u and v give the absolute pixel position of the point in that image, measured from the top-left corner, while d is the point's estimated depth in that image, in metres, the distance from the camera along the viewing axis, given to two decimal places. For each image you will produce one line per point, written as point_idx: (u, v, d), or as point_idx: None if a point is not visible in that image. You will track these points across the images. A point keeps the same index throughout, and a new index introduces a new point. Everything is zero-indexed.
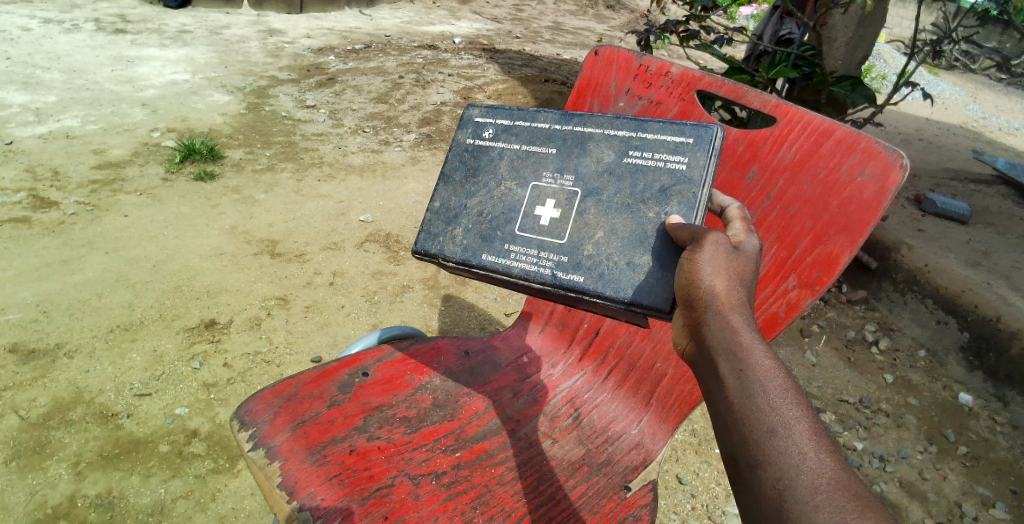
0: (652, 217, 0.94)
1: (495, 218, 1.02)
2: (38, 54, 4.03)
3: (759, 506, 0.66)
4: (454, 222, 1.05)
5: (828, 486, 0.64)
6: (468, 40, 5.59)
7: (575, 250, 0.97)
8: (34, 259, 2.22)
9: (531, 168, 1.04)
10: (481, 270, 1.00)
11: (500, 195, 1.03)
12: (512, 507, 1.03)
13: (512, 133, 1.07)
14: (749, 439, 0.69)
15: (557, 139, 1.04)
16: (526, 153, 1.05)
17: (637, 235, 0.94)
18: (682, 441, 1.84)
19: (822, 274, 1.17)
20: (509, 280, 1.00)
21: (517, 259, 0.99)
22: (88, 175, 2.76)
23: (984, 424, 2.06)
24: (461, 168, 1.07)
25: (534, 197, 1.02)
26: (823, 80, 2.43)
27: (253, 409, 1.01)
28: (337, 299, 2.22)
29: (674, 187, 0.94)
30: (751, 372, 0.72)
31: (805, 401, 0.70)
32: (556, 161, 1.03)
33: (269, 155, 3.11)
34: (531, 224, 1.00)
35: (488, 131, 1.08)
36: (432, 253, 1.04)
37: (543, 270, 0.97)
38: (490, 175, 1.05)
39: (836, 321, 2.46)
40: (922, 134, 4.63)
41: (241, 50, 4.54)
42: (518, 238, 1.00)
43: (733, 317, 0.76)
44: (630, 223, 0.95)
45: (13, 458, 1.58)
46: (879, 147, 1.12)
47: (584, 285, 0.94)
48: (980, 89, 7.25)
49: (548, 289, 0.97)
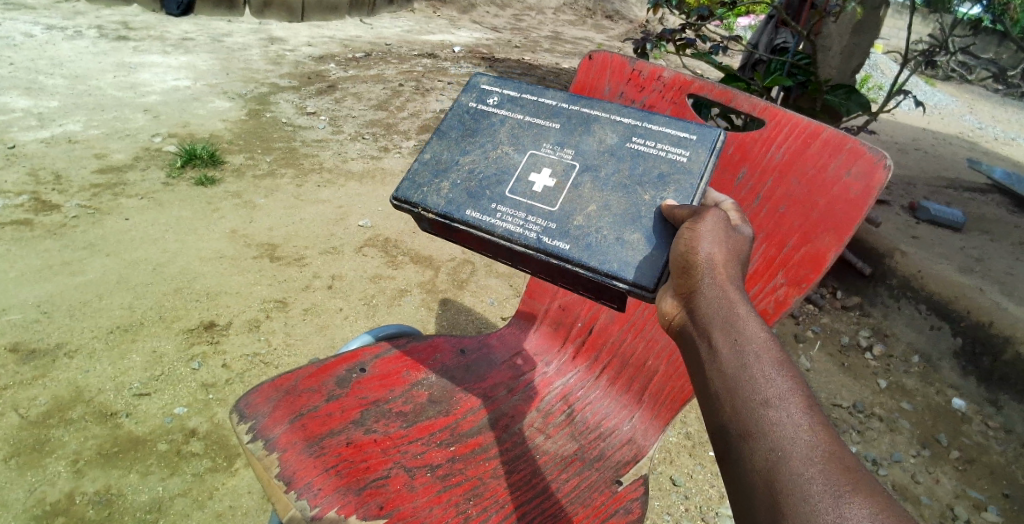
0: (648, 200, 0.97)
1: (486, 177, 1.05)
2: (41, 60, 4.07)
3: (751, 477, 0.68)
4: (443, 176, 1.07)
5: (823, 458, 0.65)
6: (468, 49, 5.65)
7: (564, 219, 0.99)
8: (36, 261, 2.25)
9: (531, 138, 1.08)
10: (463, 226, 1.02)
11: (495, 157, 1.07)
12: (507, 500, 1.05)
13: (517, 104, 1.12)
14: (743, 411, 0.71)
15: (561, 117, 1.09)
16: (529, 124, 1.09)
17: (631, 214, 0.97)
18: (677, 443, 1.86)
19: (809, 271, 1.19)
20: (490, 238, 1.00)
21: (502, 219, 1.01)
22: (90, 178, 2.79)
23: (977, 429, 2.08)
24: (459, 127, 1.11)
25: (530, 164, 1.05)
26: (818, 88, 2.47)
27: (253, 401, 1.02)
28: (336, 302, 2.24)
29: (673, 174, 0.98)
30: (746, 344, 0.75)
31: (799, 375, 0.72)
32: (557, 136, 1.07)
33: (269, 160, 3.14)
34: (522, 188, 1.03)
35: (493, 99, 1.13)
36: (414, 202, 1.06)
37: (528, 233, 0.99)
38: (487, 138, 1.09)
39: (830, 327, 2.49)
40: (917, 144, 4.68)
41: (243, 57, 4.58)
42: (507, 200, 1.02)
43: (729, 291, 0.79)
44: (624, 202, 0.98)
45: (13, 456, 1.59)
46: (864, 148, 1.14)
47: (569, 253, 0.96)
48: (976, 99, 7.32)
49: (530, 251, 0.98)
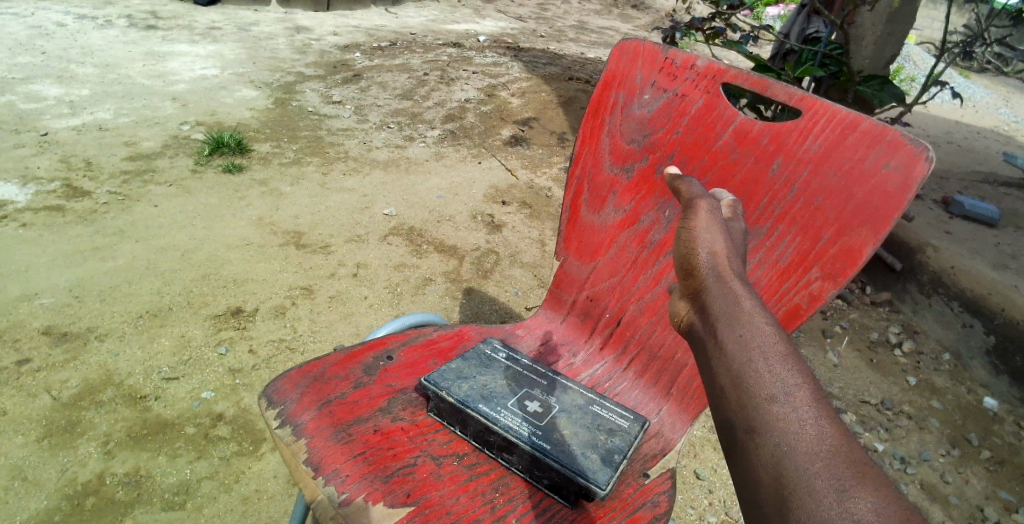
0: (603, 440, 1.05)
1: (494, 393, 1.10)
2: (74, 49, 4.14)
3: (756, 472, 0.65)
4: (462, 378, 1.10)
5: (829, 452, 0.63)
6: (492, 39, 5.61)
7: (549, 431, 1.04)
8: (68, 246, 2.29)
9: (526, 381, 1.15)
10: (474, 415, 1.04)
11: (500, 383, 1.13)
12: (530, 488, 1.00)
13: (518, 356, 1.20)
14: (748, 406, 0.69)
15: (548, 371, 1.18)
16: (528, 371, 1.17)
17: (591, 441, 1.04)
18: (701, 437, 1.83)
19: (845, 265, 1.15)
20: (493, 429, 1.03)
21: (504, 417, 1.05)
22: (120, 165, 2.84)
23: (1009, 430, 2.02)
24: (475, 357, 1.17)
25: (525, 395, 1.11)
26: (850, 79, 2.38)
27: (281, 388, 1.03)
28: (360, 290, 2.25)
29: (618, 429, 1.07)
30: (749, 339, 0.74)
31: (807, 369, 0.70)
32: (542, 385, 1.14)
33: (295, 149, 3.16)
34: (519, 407, 1.08)
35: (500, 352, 1.20)
36: (436, 386, 1.07)
37: (521, 429, 1.03)
38: (497, 369, 1.16)
39: (858, 323, 2.42)
40: (951, 137, 4.54)
41: (269, 47, 4.61)
42: (508, 409, 1.07)
43: (733, 286, 0.80)
44: (586, 433, 1.05)
45: (46, 437, 1.63)
46: (905, 139, 1.10)
47: (549, 450, 1.00)
48: (1013, 93, 7.09)
49: (522, 446, 1.01)
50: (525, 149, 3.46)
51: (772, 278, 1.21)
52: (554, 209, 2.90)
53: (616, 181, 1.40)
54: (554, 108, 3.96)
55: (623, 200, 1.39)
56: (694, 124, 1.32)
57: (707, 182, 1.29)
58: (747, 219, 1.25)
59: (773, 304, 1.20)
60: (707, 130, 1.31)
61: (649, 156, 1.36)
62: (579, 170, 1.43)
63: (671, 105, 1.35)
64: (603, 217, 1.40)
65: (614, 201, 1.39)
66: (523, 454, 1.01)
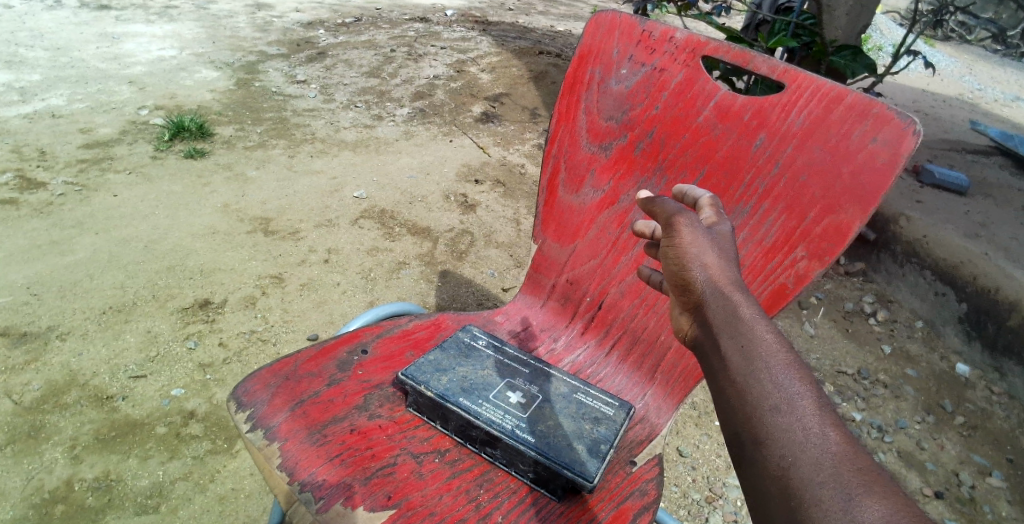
0: (588, 430, 1.02)
1: (476, 385, 1.06)
2: (21, 31, 3.92)
3: (764, 485, 0.63)
4: (442, 371, 1.07)
5: (833, 460, 0.62)
6: (460, 13, 5.46)
7: (533, 423, 1.01)
8: (23, 241, 2.18)
9: (508, 371, 1.11)
10: (455, 409, 1.00)
11: (481, 374, 1.09)
12: (520, 483, 0.97)
13: (501, 350, 1.16)
14: (754, 417, 0.67)
15: (530, 364, 1.13)
16: (509, 363, 1.13)
17: (576, 432, 1.01)
18: (682, 413, 1.84)
19: (832, 244, 1.12)
20: (476, 426, 1.00)
21: (486, 410, 1.01)
22: (76, 154, 2.70)
23: (981, 395, 2.06)
24: (455, 347, 1.14)
25: (507, 385, 1.08)
26: (823, 49, 2.34)
27: (251, 389, 0.99)
28: (333, 277, 2.18)
29: (603, 419, 1.05)
30: (752, 348, 0.71)
31: (810, 377, 0.69)
32: (525, 375, 1.11)
33: (260, 131, 3.05)
34: (501, 399, 1.05)
35: (481, 341, 1.17)
36: (416, 381, 1.03)
37: (505, 423, 1.00)
38: (477, 361, 1.12)
39: (834, 294, 2.43)
40: (918, 106, 4.59)
41: (230, 25, 4.43)
42: (490, 402, 1.04)
43: (730, 293, 0.77)
44: (571, 424, 1.03)
45: (9, 443, 1.56)
46: (892, 113, 1.08)
47: (534, 444, 0.97)
48: (975, 60, 7.17)
49: (507, 440, 0.98)
50: (497, 126, 3.39)
51: (757, 258, 1.19)
52: (527, 187, 2.85)
53: (595, 159, 1.36)
54: (525, 83, 3.89)
55: (602, 180, 1.35)
56: (674, 99, 1.29)
57: (689, 159, 1.26)
58: (732, 197, 1.22)
59: (759, 283, 1.18)
60: (687, 106, 1.27)
61: (628, 134, 1.33)
62: (556, 149, 1.39)
63: (650, 79, 1.31)
64: (582, 197, 1.37)
65: (593, 179, 1.36)
66: (508, 448, 0.98)
